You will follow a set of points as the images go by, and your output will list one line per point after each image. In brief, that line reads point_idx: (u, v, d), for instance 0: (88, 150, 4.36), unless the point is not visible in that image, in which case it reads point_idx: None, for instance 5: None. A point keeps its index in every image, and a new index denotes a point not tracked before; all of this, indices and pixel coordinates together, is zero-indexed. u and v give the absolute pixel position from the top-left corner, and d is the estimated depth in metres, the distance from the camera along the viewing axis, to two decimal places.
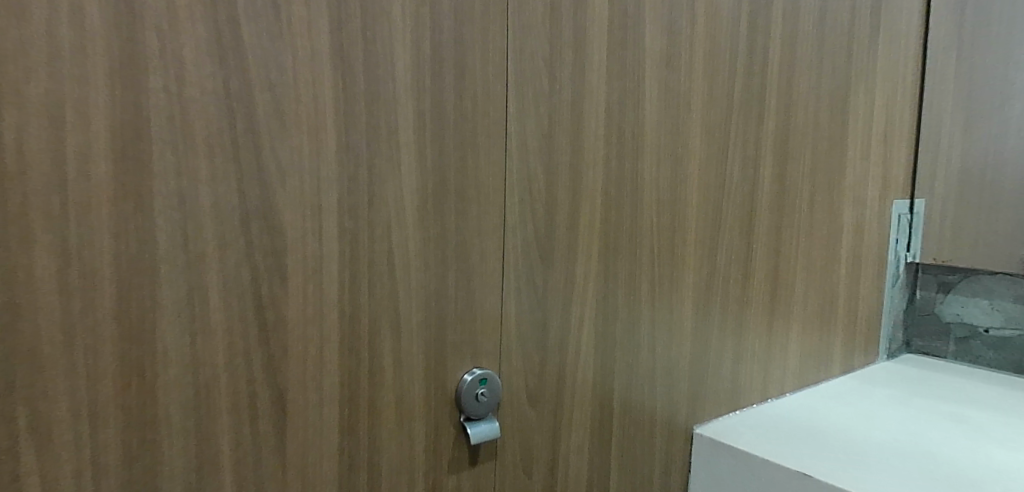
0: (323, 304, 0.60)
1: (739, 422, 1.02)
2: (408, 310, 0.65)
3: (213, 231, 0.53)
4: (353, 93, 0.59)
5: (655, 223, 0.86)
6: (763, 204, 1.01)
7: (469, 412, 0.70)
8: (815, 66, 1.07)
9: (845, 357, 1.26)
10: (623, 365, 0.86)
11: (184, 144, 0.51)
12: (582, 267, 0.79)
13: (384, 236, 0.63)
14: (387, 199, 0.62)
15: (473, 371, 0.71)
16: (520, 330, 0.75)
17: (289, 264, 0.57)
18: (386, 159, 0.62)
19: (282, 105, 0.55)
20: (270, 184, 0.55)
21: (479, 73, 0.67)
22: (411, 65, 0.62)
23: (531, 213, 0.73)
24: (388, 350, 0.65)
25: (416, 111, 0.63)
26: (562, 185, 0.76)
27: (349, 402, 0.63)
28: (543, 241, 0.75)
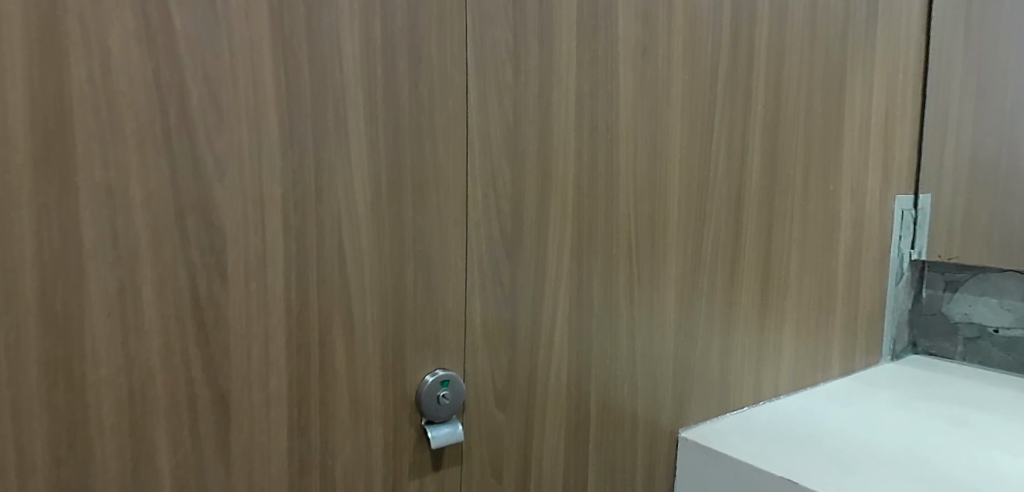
0: (269, 301, 0.58)
1: (728, 425, 0.98)
2: (361, 308, 0.63)
3: (146, 226, 0.51)
4: (297, 84, 0.57)
5: (633, 218, 0.83)
6: (752, 197, 0.98)
7: (429, 415, 0.68)
8: (806, 56, 1.03)
9: (844, 358, 1.22)
10: (601, 364, 0.83)
11: (111, 136, 0.49)
12: (554, 264, 0.76)
13: (334, 231, 0.61)
14: (337, 193, 0.60)
15: (435, 372, 0.68)
16: (486, 330, 0.72)
17: (230, 260, 0.56)
18: (335, 152, 0.60)
19: (218, 95, 0.54)
20: (206, 177, 0.54)
21: (436, 61, 0.65)
22: (361, 54, 0.60)
23: (496, 208, 0.71)
24: (341, 350, 0.63)
25: (368, 102, 0.61)
26: (530, 178, 0.73)
27: (298, 403, 0.61)
28: (509, 236, 0.72)
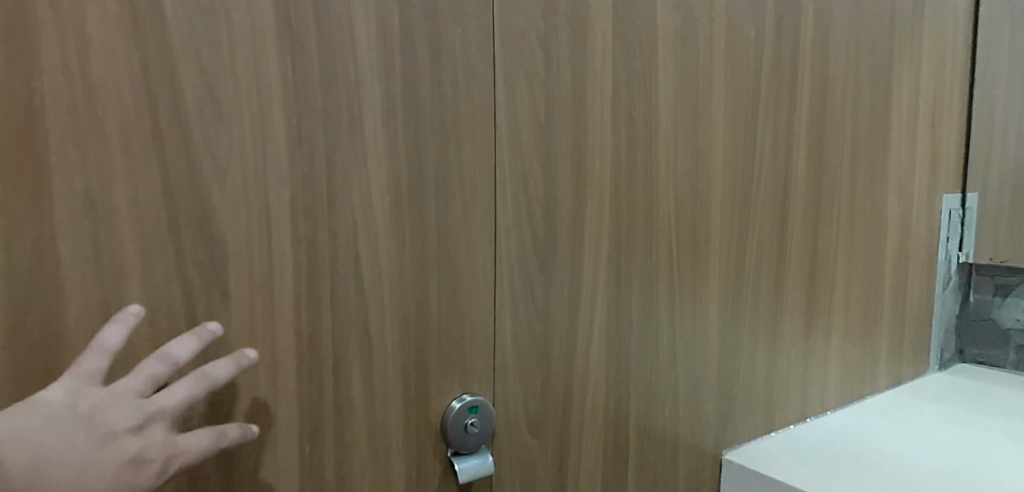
0: (277, 323, 0.52)
1: (774, 445, 0.91)
2: (380, 328, 0.56)
3: (134, 239, 0.45)
4: (306, 76, 0.51)
5: (674, 222, 0.76)
6: (798, 199, 0.90)
7: (456, 446, 0.60)
8: (852, 44, 0.95)
9: (892, 369, 1.14)
10: (640, 384, 0.75)
11: (91, 136, 0.43)
12: (590, 274, 0.69)
13: (349, 243, 0.54)
14: (352, 199, 0.54)
15: (462, 397, 0.61)
16: (517, 349, 0.64)
17: (231, 278, 0.49)
18: (350, 154, 0.53)
19: (216, 90, 0.47)
20: (203, 183, 0.47)
21: (459, 51, 0.58)
22: (377, 43, 0.53)
23: (527, 214, 0.64)
24: (358, 375, 0.56)
25: (386, 96, 0.54)
26: (563, 180, 0.66)
27: (311, 437, 0.54)
28: (542, 245, 0.65)
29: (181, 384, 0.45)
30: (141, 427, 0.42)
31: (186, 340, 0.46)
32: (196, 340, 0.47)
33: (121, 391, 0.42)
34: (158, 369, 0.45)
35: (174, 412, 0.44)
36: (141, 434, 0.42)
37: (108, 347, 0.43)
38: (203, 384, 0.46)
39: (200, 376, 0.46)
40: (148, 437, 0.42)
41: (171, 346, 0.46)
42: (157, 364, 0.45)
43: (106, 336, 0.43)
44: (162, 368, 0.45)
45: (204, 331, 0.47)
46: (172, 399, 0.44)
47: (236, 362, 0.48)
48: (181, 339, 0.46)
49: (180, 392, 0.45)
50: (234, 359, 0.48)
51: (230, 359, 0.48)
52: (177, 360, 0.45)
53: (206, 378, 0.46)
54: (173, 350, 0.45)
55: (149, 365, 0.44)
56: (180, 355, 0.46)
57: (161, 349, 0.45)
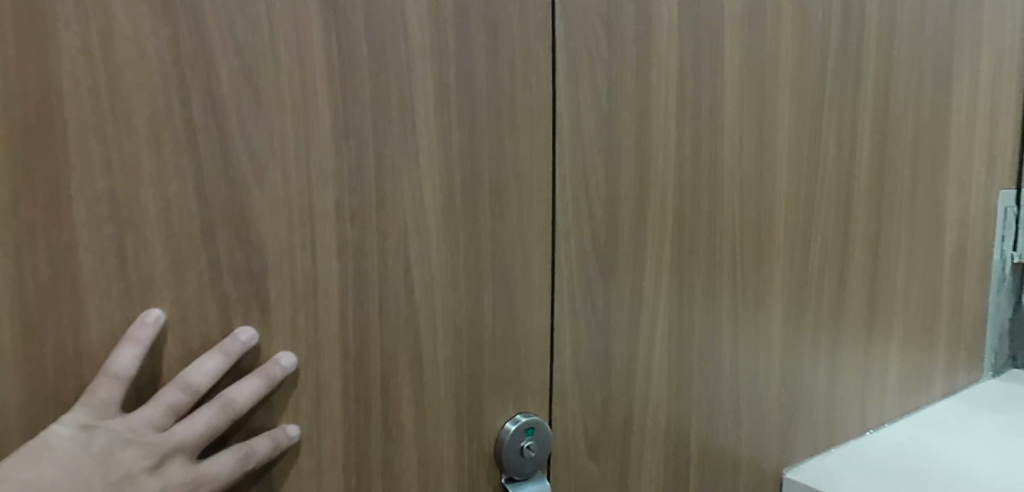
0: (322, 340, 0.46)
1: (836, 461, 0.85)
2: (431, 342, 0.51)
3: (164, 247, 0.40)
4: (353, 61, 0.45)
5: (739, 222, 0.70)
6: (861, 195, 0.84)
7: (511, 471, 0.55)
8: (916, 29, 0.89)
9: (949, 375, 1.07)
10: (702, 397, 0.70)
11: (115, 129, 0.38)
12: (652, 279, 0.63)
13: (399, 248, 0.48)
14: (402, 199, 0.48)
15: (517, 418, 0.55)
16: (575, 362, 0.59)
17: (272, 290, 0.44)
18: (399, 148, 0.48)
19: (255, 76, 0.42)
20: (241, 182, 0.42)
21: (517, 33, 0.52)
22: (429, 24, 0.48)
23: (588, 215, 0.58)
24: (408, 395, 0.50)
25: (439, 85, 0.49)
26: (626, 176, 0.60)
27: (357, 464, 0.49)
28: (603, 249, 0.59)
29: (204, 412, 0.41)
30: (159, 465, 0.39)
31: (206, 362, 0.41)
32: (219, 359, 0.42)
33: (138, 426, 0.39)
34: (177, 397, 0.40)
35: (197, 442, 0.41)
36: (159, 474, 0.39)
37: (122, 375, 0.39)
38: (227, 411, 0.42)
39: (225, 399, 0.42)
40: (166, 476, 0.39)
41: (191, 370, 0.41)
42: (177, 391, 0.41)
43: (120, 362, 0.39)
44: (183, 395, 0.41)
45: (229, 346, 0.42)
46: (194, 429, 0.41)
47: (263, 381, 0.43)
48: (203, 358, 0.42)
49: (202, 420, 0.41)
50: (260, 376, 0.43)
51: (258, 375, 0.43)
52: (198, 386, 0.41)
53: (231, 402, 0.42)
54: (194, 375, 0.41)
55: (168, 393, 0.40)
56: (200, 381, 0.41)
57: (180, 374, 0.41)
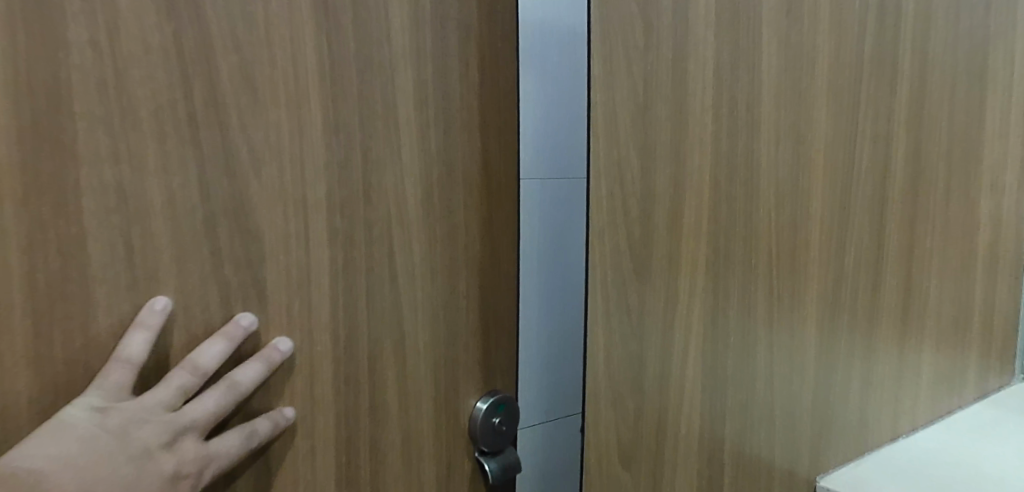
0: (315, 301, 0.61)
1: (874, 467, 0.81)
2: (411, 297, 0.68)
3: (165, 228, 0.52)
4: (341, 98, 0.61)
5: (774, 221, 0.66)
6: (896, 196, 0.81)
7: (479, 439, 0.75)
8: (952, 19, 0.85)
9: (980, 378, 1.03)
10: (737, 400, 0.68)
11: (121, 123, 0.49)
12: (686, 283, 0.66)
13: (384, 232, 0.65)
14: (387, 187, 0.65)
15: (486, 398, 0.76)
16: (611, 344, 0.67)
17: (265, 266, 0.58)
18: (385, 147, 0.65)
19: (258, 89, 0.56)
20: (247, 178, 0.56)
21: (457, 51, 0.70)
22: (411, 50, 0.66)
23: (621, 223, 0.66)
24: (390, 358, 0.67)
25: (417, 116, 0.67)
26: (660, 172, 0.65)
27: (350, 390, 0.64)
28: (637, 246, 0.66)
29: (209, 395, 0.54)
30: (174, 442, 0.50)
31: (211, 348, 0.54)
32: (225, 343, 0.55)
33: (149, 408, 0.49)
34: (186, 379, 0.52)
35: (204, 421, 0.53)
36: (173, 450, 0.50)
37: (132, 358, 0.50)
38: (232, 390, 0.55)
39: (230, 382, 0.55)
40: (180, 451, 0.50)
41: (200, 355, 0.53)
42: (186, 374, 0.52)
43: (132, 346, 0.50)
44: (190, 378, 0.52)
45: (232, 332, 0.55)
46: (202, 409, 0.53)
47: (268, 362, 0.57)
48: (209, 342, 0.54)
49: (208, 401, 0.53)
50: (265, 358, 0.57)
51: (260, 358, 0.57)
52: (205, 369, 0.53)
53: (236, 384, 0.55)
54: (202, 358, 0.53)
55: (178, 376, 0.52)
56: (207, 363, 0.53)
57: (190, 359, 0.53)
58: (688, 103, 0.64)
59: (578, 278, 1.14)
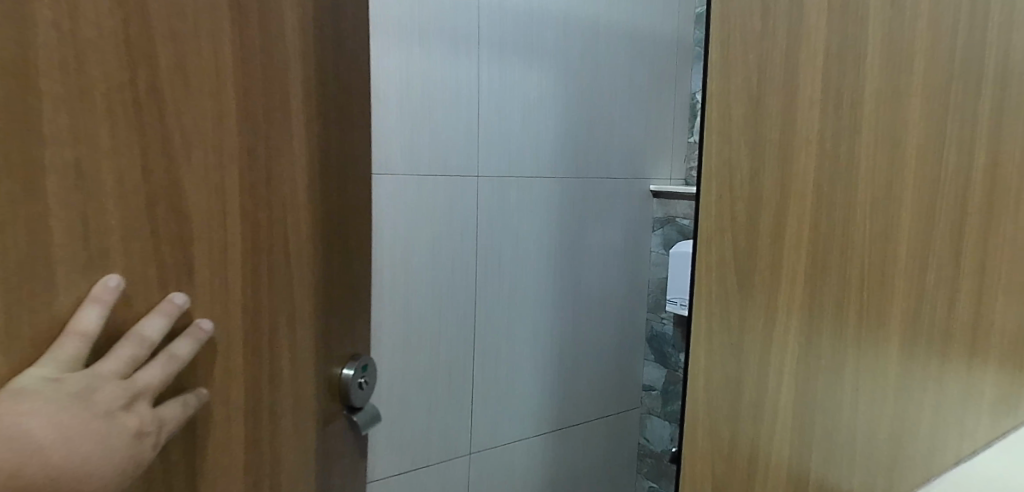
0: (227, 295, 0.58)
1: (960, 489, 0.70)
2: (298, 291, 0.67)
3: (118, 213, 0.47)
4: (250, 79, 0.58)
5: (870, 231, 0.62)
6: (974, 217, 0.71)
7: (352, 401, 0.76)
8: None
9: None
10: (821, 428, 0.64)
11: (82, 104, 0.44)
12: (785, 308, 0.60)
13: (280, 220, 0.63)
14: (282, 178, 0.63)
15: (352, 363, 0.76)
16: (713, 362, 0.63)
17: (196, 253, 0.54)
18: (278, 135, 0.62)
19: (185, 66, 0.51)
20: (176, 159, 0.51)
21: (348, 50, 0.73)
22: (297, 36, 0.64)
23: (726, 229, 0.61)
24: (284, 342, 0.65)
25: (304, 105, 0.65)
26: (768, 176, 0.59)
27: (252, 394, 0.61)
28: (741, 257, 0.60)
29: (154, 363, 0.49)
30: (133, 404, 0.46)
31: (156, 318, 0.49)
32: (164, 318, 0.50)
33: (104, 374, 0.45)
34: (135, 349, 0.48)
35: (153, 388, 0.48)
36: (133, 411, 0.46)
37: (88, 331, 0.44)
38: (175, 362, 0.51)
39: (169, 354, 0.50)
40: (137, 412, 0.46)
41: (143, 326, 0.48)
42: (134, 345, 0.48)
43: (87, 318, 0.44)
44: (139, 348, 0.48)
45: (169, 306, 0.50)
46: (152, 377, 0.48)
47: (196, 335, 0.53)
48: (149, 316, 0.49)
49: (154, 370, 0.49)
50: (194, 334, 0.53)
51: (189, 335, 0.53)
52: (151, 339, 0.49)
53: (176, 356, 0.51)
54: (146, 330, 0.49)
55: (125, 346, 0.47)
56: (153, 334, 0.49)
57: (134, 330, 0.48)
58: (797, 99, 0.58)
59: (577, 272, 1.46)
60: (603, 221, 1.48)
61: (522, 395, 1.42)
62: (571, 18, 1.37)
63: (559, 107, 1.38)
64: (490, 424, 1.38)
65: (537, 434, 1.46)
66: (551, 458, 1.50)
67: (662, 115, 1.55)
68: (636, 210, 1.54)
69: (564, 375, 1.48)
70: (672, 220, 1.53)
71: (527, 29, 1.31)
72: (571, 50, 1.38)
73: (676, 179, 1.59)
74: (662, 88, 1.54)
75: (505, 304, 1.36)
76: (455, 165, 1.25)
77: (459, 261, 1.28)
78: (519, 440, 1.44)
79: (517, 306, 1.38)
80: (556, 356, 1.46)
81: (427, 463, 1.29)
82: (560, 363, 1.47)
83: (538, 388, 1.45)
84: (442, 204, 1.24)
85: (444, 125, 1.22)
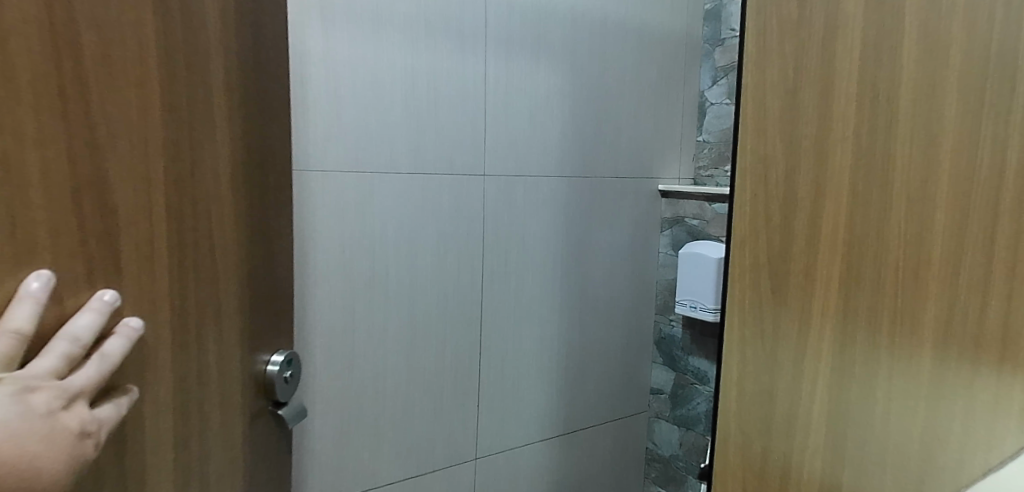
0: (156, 291, 0.57)
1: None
2: (226, 288, 0.67)
3: (44, 207, 0.47)
4: (175, 71, 0.58)
5: (903, 231, 0.59)
6: None
7: (278, 395, 0.75)
8: None
9: None
10: (819, 434, 0.63)
11: (7, 97, 0.43)
12: (819, 318, 0.62)
13: (205, 215, 0.63)
14: (206, 170, 0.62)
15: (278, 356, 0.75)
16: (747, 372, 0.66)
17: (124, 250, 0.54)
18: (203, 129, 0.62)
19: (109, 59, 0.51)
20: (101, 152, 0.51)
21: (273, 45, 0.73)
22: (220, 27, 0.63)
23: (760, 239, 0.64)
24: (212, 338, 0.65)
25: (226, 98, 0.65)
26: (804, 177, 0.61)
27: (180, 391, 0.61)
28: (775, 260, 0.63)
29: (88, 363, 0.49)
30: (70, 405, 0.46)
31: (87, 317, 0.49)
32: (94, 315, 0.50)
33: (41, 374, 0.45)
34: (69, 347, 0.47)
35: (90, 388, 0.48)
36: (72, 411, 0.46)
37: (21, 329, 0.44)
38: (108, 361, 0.50)
39: (101, 353, 0.50)
40: (77, 413, 0.46)
41: (75, 325, 0.48)
42: (68, 343, 0.47)
43: (18, 317, 0.44)
44: (73, 346, 0.48)
45: (98, 303, 0.50)
46: (87, 376, 0.48)
47: (127, 333, 0.53)
48: (79, 314, 0.49)
49: (89, 370, 0.48)
50: (124, 332, 0.53)
51: (120, 334, 0.52)
52: (85, 337, 0.49)
53: (108, 355, 0.50)
54: (78, 329, 0.48)
55: (60, 344, 0.47)
56: (86, 333, 0.49)
57: (66, 329, 0.48)
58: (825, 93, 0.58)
59: (585, 272, 1.43)
60: (613, 220, 1.45)
61: (530, 399, 1.39)
62: (579, 12, 1.34)
63: (566, 101, 1.34)
64: (499, 428, 1.35)
65: (543, 438, 1.43)
66: (557, 463, 1.46)
67: (672, 112, 1.52)
68: (643, 209, 1.51)
69: (571, 379, 1.45)
70: (681, 220, 1.49)
71: (535, 24, 1.28)
72: (577, 46, 1.34)
73: (683, 178, 1.56)
74: (670, 85, 1.51)
75: (512, 306, 1.33)
76: (460, 163, 1.21)
77: (464, 262, 1.25)
78: (526, 444, 1.40)
79: (523, 308, 1.35)
80: (564, 359, 1.43)
81: (434, 467, 1.26)
82: (567, 367, 1.44)
83: (546, 390, 1.42)
84: (448, 202, 1.21)
85: (449, 123, 1.19)
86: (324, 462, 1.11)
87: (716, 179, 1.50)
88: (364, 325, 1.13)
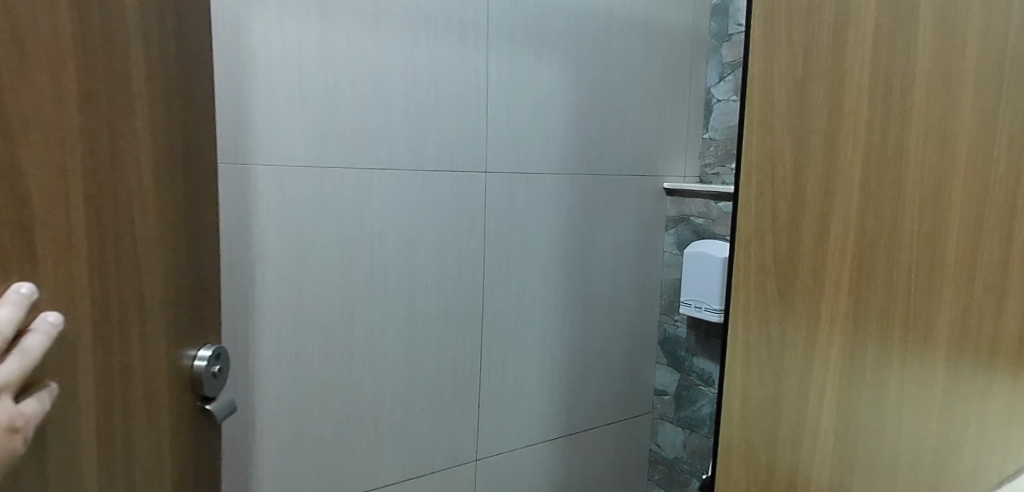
0: (73, 285, 0.54)
1: None
2: (150, 286, 0.63)
3: None
4: (91, 54, 0.54)
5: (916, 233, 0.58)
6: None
7: (208, 391, 0.72)
8: None
9: None
10: (835, 444, 0.59)
11: None
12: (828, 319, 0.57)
13: (127, 207, 0.59)
14: (127, 160, 0.59)
15: (206, 350, 0.72)
16: (751, 380, 0.60)
17: (38, 242, 0.50)
18: (123, 116, 0.58)
19: (21, 39, 0.47)
20: (12, 137, 0.47)
21: (195, 32, 0.69)
22: (138, 10, 0.60)
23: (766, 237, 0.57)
24: (135, 337, 0.61)
25: (147, 86, 0.61)
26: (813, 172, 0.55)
27: (102, 391, 0.57)
28: (783, 264, 0.58)
29: (9, 358, 0.46)
30: None
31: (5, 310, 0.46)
32: (13, 309, 0.46)
33: None
34: None
35: (12, 383, 0.46)
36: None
37: None
38: (30, 356, 0.47)
39: (22, 348, 0.47)
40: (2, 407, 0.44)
41: None
42: None
43: None
44: None
45: (16, 297, 0.47)
46: (8, 371, 0.46)
47: (46, 328, 0.49)
48: None
49: (10, 365, 0.46)
50: (43, 327, 0.49)
51: (39, 330, 0.49)
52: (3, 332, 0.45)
53: (29, 350, 0.47)
54: None
55: None
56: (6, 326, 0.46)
57: None
58: (843, 87, 0.54)
59: (586, 271, 1.40)
60: (618, 217, 1.43)
61: (530, 401, 1.37)
62: (584, 9, 1.31)
63: (568, 97, 1.32)
64: (500, 430, 1.33)
65: (544, 440, 1.41)
66: (557, 465, 1.44)
67: (677, 110, 1.49)
68: (648, 208, 1.48)
69: (574, 382, 1.43)
70: (686, 219, 1.47)
71: (537, 19, 1.25)
72: (582, 42, 1.32)
73: (689, 176, 1.53)
74: (677, 81, 1.48)
75: (513, 308, 1.31)
76: (463, 160, 1.19)
77: (465, 261, 1.23)
78: (526, 447, 1.38)
79: (524, 308, 1.33)
80: (568, 360, 1.42)
81: (432, 469, 1.24)
82: (569, 368, 1.42)
83: (546, 391, 1.39)
84: (449, 201, 1.19)
85: (450, 122, 1.17)
86: (321, 464, 1.10)
87: (723, 177, 1.47)
88: (363, 326, 1.12)
